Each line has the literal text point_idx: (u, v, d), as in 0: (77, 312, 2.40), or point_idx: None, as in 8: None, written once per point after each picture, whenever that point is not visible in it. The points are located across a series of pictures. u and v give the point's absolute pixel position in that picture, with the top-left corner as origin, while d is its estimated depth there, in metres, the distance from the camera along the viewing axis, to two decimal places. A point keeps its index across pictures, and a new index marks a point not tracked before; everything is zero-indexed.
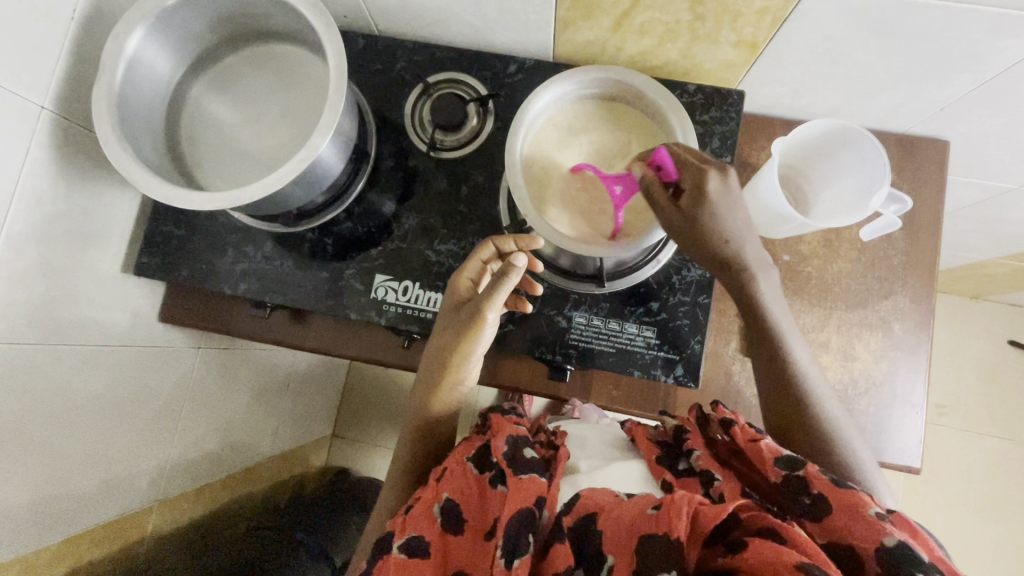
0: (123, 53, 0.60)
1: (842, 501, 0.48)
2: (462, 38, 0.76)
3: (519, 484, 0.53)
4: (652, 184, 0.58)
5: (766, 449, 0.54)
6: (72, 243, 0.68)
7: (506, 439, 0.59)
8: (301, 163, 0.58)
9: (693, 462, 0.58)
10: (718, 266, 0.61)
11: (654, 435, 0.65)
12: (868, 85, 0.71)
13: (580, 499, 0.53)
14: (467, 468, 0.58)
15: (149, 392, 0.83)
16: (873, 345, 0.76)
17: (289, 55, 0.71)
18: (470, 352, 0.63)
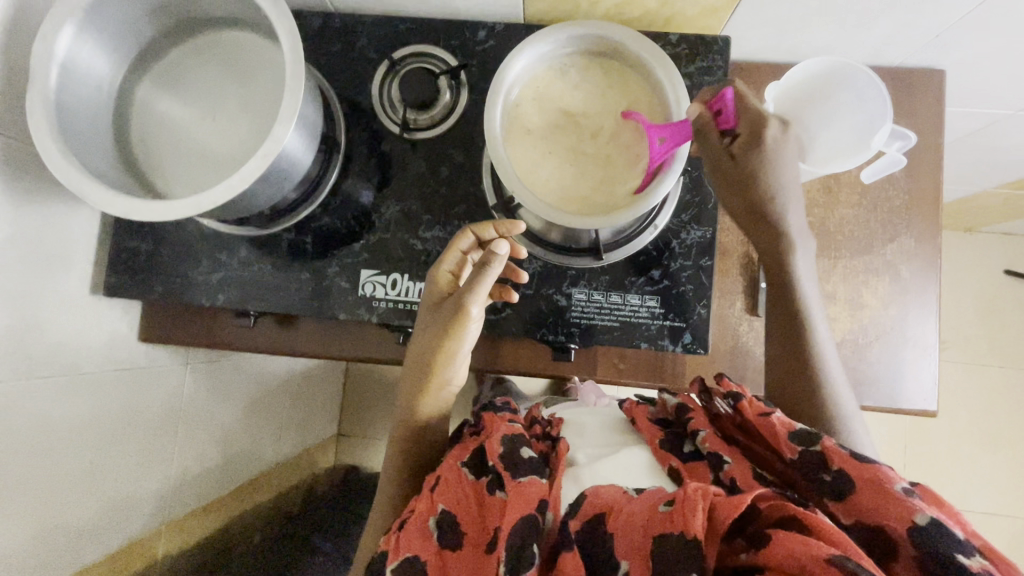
0: (54, 56, 0.54)
1: (868, 477, 0.46)
2: (424, 6, 0.71)
3: (519, 486, 0.49)
4: (708, 123, 0.57)
5: (778, 424, 0.53)
6: (32, 271, 0.63)
7: (502, 440, 0.55)
8: (266, 157, 0.53)
9: (700, 443, 0.55)
10: (753, 221, 0.61)
11: (656, 416, 0.63)
12: (860, 17, 0.67)
13: (586, 500, 0.49)
14: (461, 475, 0.55)
15: (140, 416, 0.80)
16: (881, 291, 0.74)
17: (240, 42, 0.65)
18: (454, 351, 0.60)
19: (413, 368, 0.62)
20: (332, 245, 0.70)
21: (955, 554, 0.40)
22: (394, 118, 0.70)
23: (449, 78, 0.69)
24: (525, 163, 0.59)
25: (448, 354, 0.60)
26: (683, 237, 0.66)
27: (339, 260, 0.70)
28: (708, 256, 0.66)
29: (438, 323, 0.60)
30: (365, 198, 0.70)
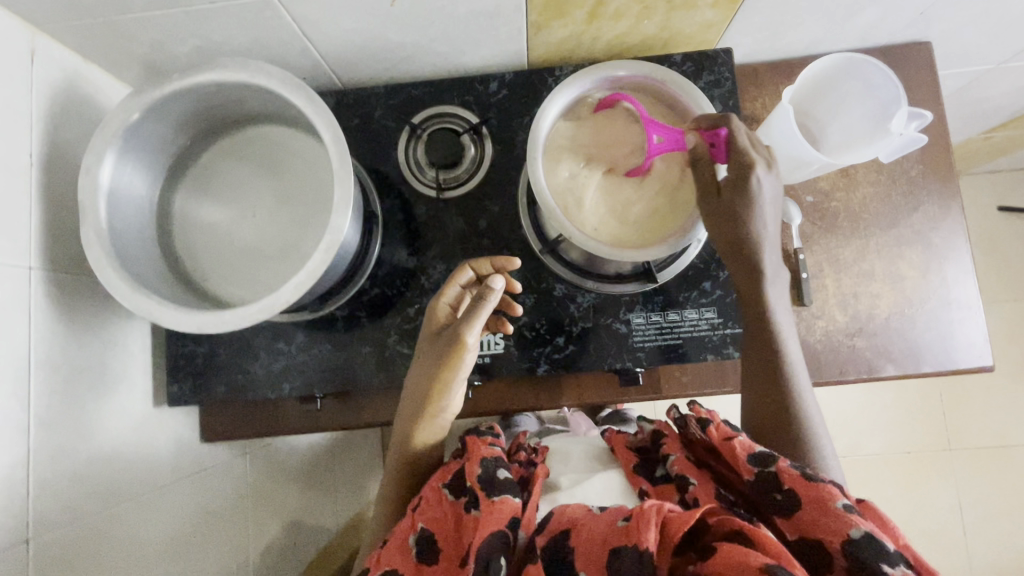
0: (99, 186, 0.55)
1: (811, 495, 0.47)
2: (433, 69, 0.73)
3: (492, 506, 0.50)
4: (699, 153, 0.60)
5: (738, 445, 0.53)
6: (100, 396, 0.63)
7: (481, 464, 0.55)
8: (328, 251, 0.54)
9: (669, 466, 0.55)
10: (733, 251, 0.60)
11: (634, 442, 0.63)
12: (849, 10, 0.70)
13: (554, 516, 0.50)
14: (443, 495, 0.56)
15: (219, 516, 0.79)
16: (916, 260, 0.76)
17: (267, 136, 0.66)
18: (451, 380, 0.61)
19: (411, 396, 0.63)
20: (387, 314, 0.71)
21: (881, 565, 0.42)
22: (423, 181, 0.72)
23: (472, 134, 0.71)
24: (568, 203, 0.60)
25: (443, 384, 0.61)
26: None
27: (396, 328, 0.71)
28: None
29: (434, 354, 0.61)
30: (411, 262, 0.71)
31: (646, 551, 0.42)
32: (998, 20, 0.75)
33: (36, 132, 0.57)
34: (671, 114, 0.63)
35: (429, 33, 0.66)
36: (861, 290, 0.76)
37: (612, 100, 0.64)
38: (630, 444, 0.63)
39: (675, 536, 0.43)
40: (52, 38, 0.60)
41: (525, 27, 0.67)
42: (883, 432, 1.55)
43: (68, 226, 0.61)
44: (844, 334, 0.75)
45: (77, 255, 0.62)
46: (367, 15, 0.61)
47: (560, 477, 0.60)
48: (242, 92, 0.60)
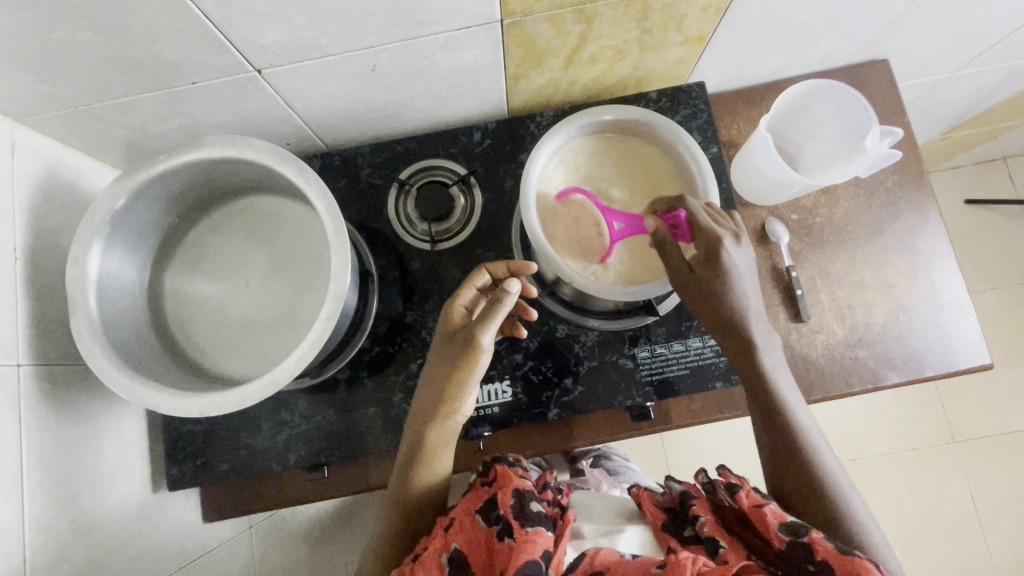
0: (88, 276, 0.54)
1: (844, 569, 0.46)
2: (416, 124, 0.74)
3: (527, 537, 0.49)
4: (664, 236, 0.58)
5: (770, 513, 0.51)
6: (97, 491, 0.60)
7: (516, 493, 0.54)
8: (331, 318, 0.53)
9: (698, 527, 0.53)
10: (717, 327, 0.60)
11: (661, 501, 0.58)
12: (809, 37, 0.73)
13: (587, 557, 0.50)
14: (475, 521, 0.54)
15: None
16: (903, 267, 0.78)
17: (256, 206, 0.66)
18: (468, 378, 0.59)
19: (422, 401, 0.60)
20: (391, 372, 0.70)
21: None
22: (416, 234, 0.72)
23: (461, 185, 0.72)
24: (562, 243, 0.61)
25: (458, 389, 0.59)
26: None
27: (401, 385, 0.69)
28: None
29: (444, 364, 0.59)
30: (411, 316, 0.71)
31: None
32: (948, 35, 0.79)
33: (19, 226, 0.56)
34: (661, 152, 0.64)
35: (411, 92, 0.67)
36: (855, 301, 0.77)
37: (602, 141, 0.65)
38: (657, 501, 0.58)
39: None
40: (31, 129, 0.59)
41: (504, 79, 0.68)
42: (887, 431, 1.55)
43: (56, 316, 0.59)
44: (845, 346, 0.76)
45: (67, 345, 0.60)
46: (348, 81, 0.62)
47: (584, 525, 0.58)
48: (231, 167, 0.59)
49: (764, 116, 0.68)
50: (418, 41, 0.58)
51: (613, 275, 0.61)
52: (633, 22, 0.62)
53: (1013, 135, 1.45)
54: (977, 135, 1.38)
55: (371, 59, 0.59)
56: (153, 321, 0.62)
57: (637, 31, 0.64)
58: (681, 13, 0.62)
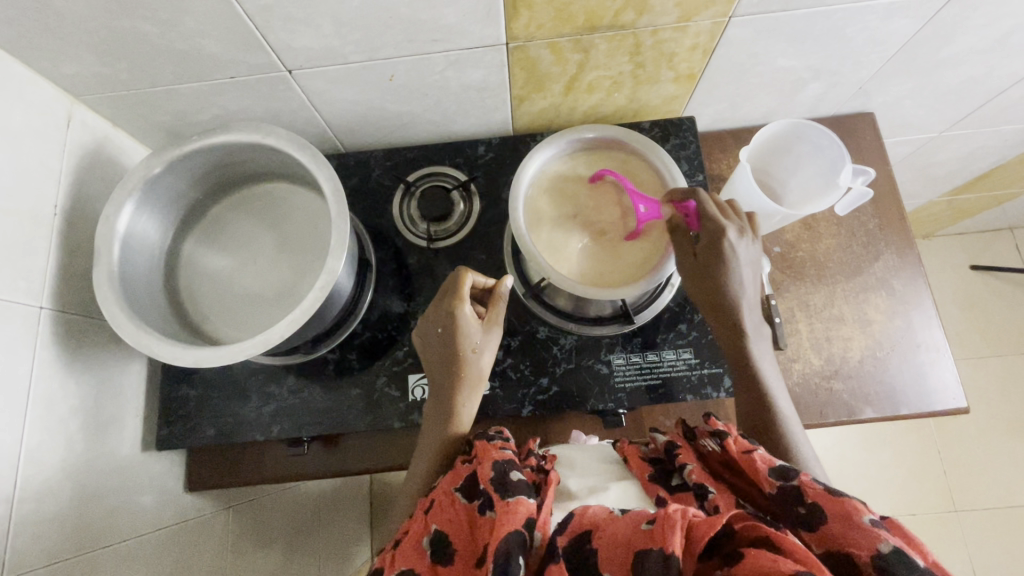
0: (115, 232, 0.60)
1: (836, 510, 0.41)
2: (427, 135, 0.81)
3: (507, 507, 0.45)
4: (677, 223, 0.65)
5: (759, 459, 0.47)
6: (90, 436, 0.64)
7: (494, 465, 0.50)
8: (323, 289, 0.58)
9: (686, 476, 0.48)
10: (713, 310, 0.65)
11: (646, 453, 0.55)
12: (794, 85, 0.79)
13: (574, 515, 0.44)
14: (455, 498, 0.51)
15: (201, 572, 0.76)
16: (882, 306, 0.80)
17: (272, 192, 0.73)
18: (467, 352, 0.63)
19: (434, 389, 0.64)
20: (377, 356, 0.74)
21: None
22: (415, 233, 0.78)
23: (460, 190, 0.78)
24: (552, 249, 0.65)
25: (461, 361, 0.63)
26: None
27: (385, 371, 0.73)
28: None
29: (442, 343, 0.64)
30: (402, 308, 0.75)
31: (672, 558, 0.38)
32: (930, 94, 0.85)
33: (63, 187, 0.63)
34: (636, 168, 0.70)
35: (424, 104, 0.74)
36: (832, 334, 0.79)
37: (581, 160, 0.70)
38: (642, 452, 0.55)
39: (701, 541, 0.39)
40: (88, 107, 0.68)
41: (508, 99, 0.75)
42: (887, 494, 1.51)
43: (82, 272, 0.66)
44: (821, 377, 0.78)
45: (88, 299, 0.66)
46: (368, 88, 0.70)
47: (568, 478, 0.52)
48: (255, 152, 0.67)
49: (743, 149, 0.73)
50: (432, 56, 0.65)
51: (614, 271, 0.65)
52: (626, 56, 0.69)
53: (1015, 204, 1.48)
54: (977, 200, 1.41)
55: (389, 69, 0.67)
56: (167, 285, 0.68)
57: (631, 64, 0.71)
58: (670, 51, 0.69)
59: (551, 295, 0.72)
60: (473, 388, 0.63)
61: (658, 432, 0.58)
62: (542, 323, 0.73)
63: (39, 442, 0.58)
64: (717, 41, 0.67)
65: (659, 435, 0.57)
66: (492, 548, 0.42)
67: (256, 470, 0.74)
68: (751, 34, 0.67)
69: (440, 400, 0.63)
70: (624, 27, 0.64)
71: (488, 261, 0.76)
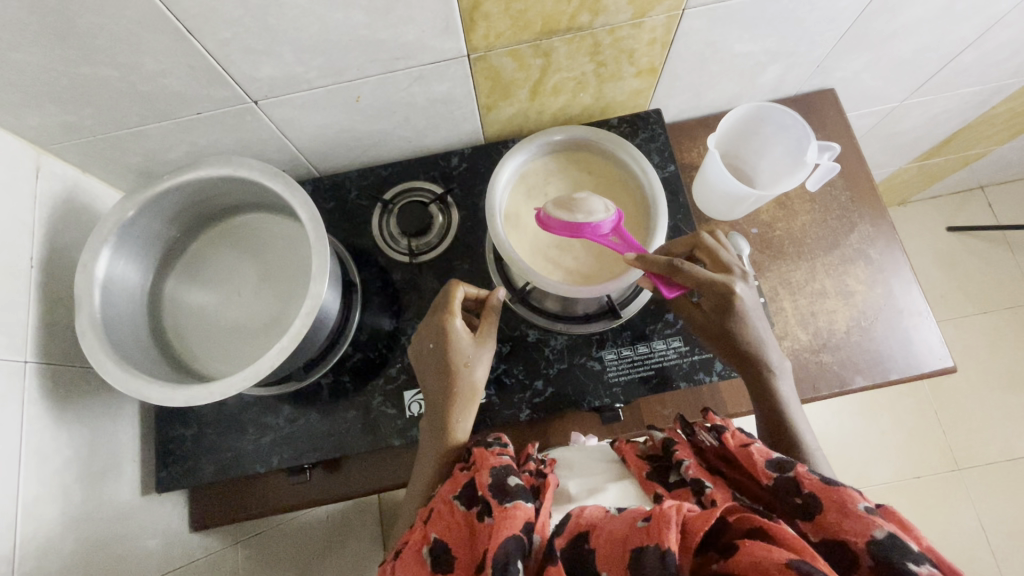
0: (95, 279, 0.60)
1: (832, 498, 0.42)
2: (400, 151, 0.82)
3: (506, 512, 0.45)
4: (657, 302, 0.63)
5: (756, 452, 0.49)
6: (88, 485, 0.64)
7: (492, 472, 0.51)
8: (309, 314, 0.59)
9: (683, 471, 0.49)
10: (737, 359, 0.64)
11: (644, 451, 0.55)
12: (754, 69, 0.80)
13: (572, 517, 0.45)
14: (454, 506, 0.51)
15: None
16: (862, 276, 0.82)
17: (250, 222, 0.73)
18: (462, 364, 0.63)
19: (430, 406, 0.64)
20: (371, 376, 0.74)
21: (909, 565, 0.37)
22: (397, 250, 0.78)
23: (437, 204, 0.79)
24: (531, 251, 0.66)
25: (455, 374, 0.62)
26: None
27: (380, 389, 0.73)
28: None
29: (435, 361, 0.64)
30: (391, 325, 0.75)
31: (669, 553, 0.38)
32: (886, 66, 0.87)
33: (38, 238, 0.63)
34: (610, 166, 0.70)
35: (392, 121, 0.75)
36: (817, 309, 0.81)
37: (554, 161, 0.71)
38: (640, 451, 0.55)
39: (696, 537, 0.39)
40: (56, 156, 0.67)
41: (476, 109, 0.76)
42: (889, 460, 1.53)
43: (66, 322, 0.65)
44: (810, 351, 0.79)
45: (72, 348, 0.65)
46: (336, 112, 0.70)
47: (569, 483, 0.52)
48: (229, 186, 0.67)
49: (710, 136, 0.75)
50: (395, 74, 0.66)
51: (594, 270, 0.66)
52: (587, 56, 0.70)
53: (983, 164, 1.51)
54: (946, 164, 1.45)
55: (355, 90, 0.67)
56: (152, 327, 0.68)
57: (593, 64, 0.72)
58: (629, 47, 0.70)
59: (535, 296, 0.73)
60: (470, 402, 0.63)
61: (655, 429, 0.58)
62: (531, 326, 0.73)
63: (36, 497, 0.57)
64: (674, 33, 0.69)
65: (657, 431, 0.57)
66: (491, 551, 0.42)
67: (260, 503, 0.74)
68: (706, 24, 0.68)
69: (435, 415, 0.63)
70: (581, 28, 0.65)
71: (472, 272, 0.77)
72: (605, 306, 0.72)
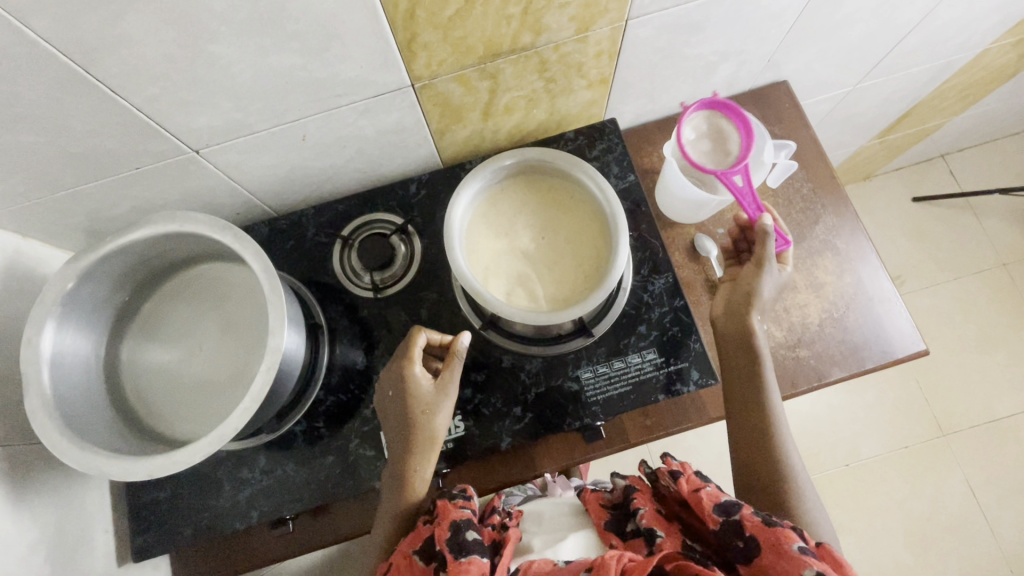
0: (42, 356, 0.57)
1: (768, 540, 0.47)
2: (355, 183, 0.80)
3: (461, 566, 0.49)
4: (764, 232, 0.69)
5: (705, 496, 0.54)
6: (58, 566, 0.61)
7: (451, 524, 0.53)
8: (271, 369, 0.57)
9: (637, 520, 0.54)
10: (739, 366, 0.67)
11: (607, 499, 0.60)
12: (706, 69, 0.80)
13: (521, 574, 0.49)
14: (413, 561, 0.53)
15: None
16: (830, 267, 0.82)
17: (205, 273, 0.70)
18: (423, 413, 0.62)
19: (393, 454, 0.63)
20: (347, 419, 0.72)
21: None
22: (362, 286, 0.76)
23: (398, 235, 0.77)
24: (496, 283, 0.65)
25: (417, 425, 0.62)
26: (651, 288, 0.74)
27: (357, 431, 0.71)
28: (679, 296, 0.73)
29: (396, 413, 0.63)
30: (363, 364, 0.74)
31: None
32: (836, 54, 0.87)
33: None
34: (568, 185, 0.69)
35: (343, 155, 0.73)
36: (788, 303, 0.81)
37: (512, 185, 0.70)
38: (603, 499, 0.61)
39: None
40: None
41: (429, 134, 0.74)
42: (876, 432, 1.55)
43: (17, 398, 0.62)
44: (786, 347, 0.79)
45: (27, 425, 0.62)
46: (282, 152, 0.68)
47: (535, 539, 0.58)
48: (177, 240, 0.64)
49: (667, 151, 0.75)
50: (339, 110, 0.64)
51: (558, 296, 0.64)
52: (535, 74, 0.69)
53: (941, 134, 1.54)
54: (905, 137, 1.47)
55: (299, 130, 0.65)
56: (111, 393, 0.65)
57: (542, 80, 0.71)
58: (577, 61, 0.69)
59: (502, 323, 0.72)
60: (430, 451, 0.63)
61: (619, 476, 0.63)
62: (505, 352, 0.72)
63: None
64: (620, 44, 0.68)
65: (620, 479, 0.63)
66: None
67: (245, 560, 0.72)
68: (651, 32, 0.67)
69: (398, 465, 0.63)
70: (525, 48, 0.64)
71: (440, 301, 0.75)
72: (575, 326, 0.71)
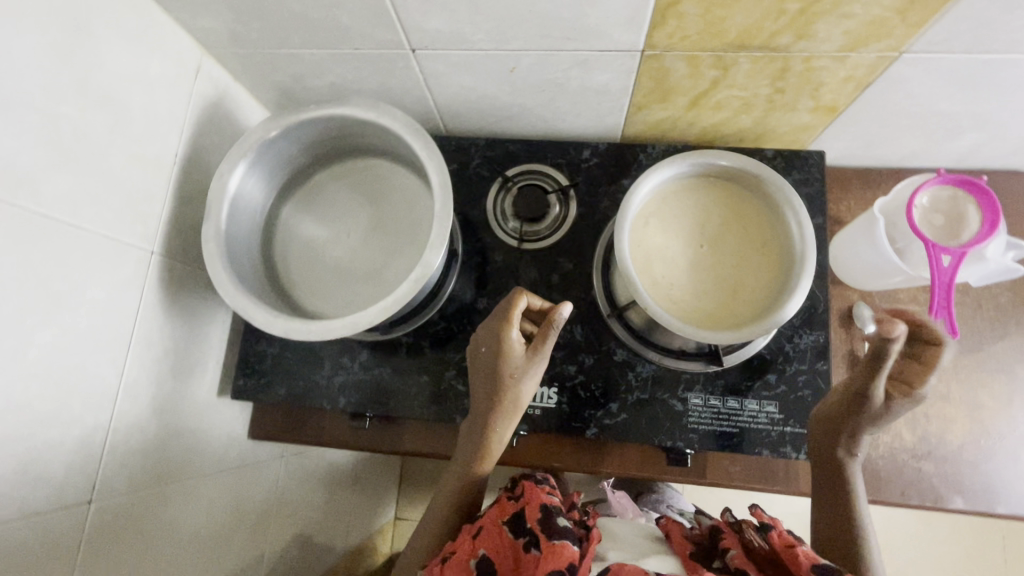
0: (227, 192, 0.61)
1: None
2: (532, 129, 0.78)
3: (554, 548, 0.50)
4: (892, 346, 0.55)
5: (802, 553, 0.49)
6: (178, 376, 0.68)
7: (542, 506, 0.55)
8: (416, 282, 0.58)
9: (728, 559, 0.52)
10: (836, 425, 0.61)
11: (688, 535, 0.59)
12: (949, 132, 0.70)
13: (611, 571, 0.48)
14: (502, 531, 0.55)
15: (246, 511, 0.78)
16: (998, 392, 0.73)
17: (374, 168, 0.73)
18: (511, 381, 0.61)
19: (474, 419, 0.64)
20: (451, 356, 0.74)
21: None
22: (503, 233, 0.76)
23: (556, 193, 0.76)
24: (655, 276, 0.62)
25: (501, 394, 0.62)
26: (796, 342, 0.68)
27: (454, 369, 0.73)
28: (824, 361, 0.67)
29: (484, 379, 0.63)
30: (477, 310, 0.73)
31: None
32: None
33: (184, 138, 0.65)
34: (761, 210, 0.65)
35: (537, 99, 0.71)
36: (931, 412, 0.73)
37: (700, 186, 0.66)
38: (686, 533, 0.59)
39: None
40: (215, 59, 0.69)
41: (627, 105, 0.71)
42: None
43: (191, 221, 0.68)
44: (911, 455, 0.71)
45: (190, 248, 0.68)
46: (486, 77, 0.67)
47: (612, 549, 0.56)
48: (367, 128, 0.66)
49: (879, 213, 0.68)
50: (559, 54, 0.62)
51: (706, 314, 0.61)
52: (768, 79, 0.63)
53: None
54: None
55: (513, 61, 0.64)
56: (263, 246, 0.70)
57: (770, 88, 0.65)
58: (819, 80, 0.63)
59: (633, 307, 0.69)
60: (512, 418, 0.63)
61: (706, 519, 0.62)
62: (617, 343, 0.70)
63: (136, 378, 0.61)
64: (877, 76, 0.60)
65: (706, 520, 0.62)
66: None
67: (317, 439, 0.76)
68: (919, 74, 0.59)
69: (478, 427, 0.63)
70: (776, 49, 0.58)
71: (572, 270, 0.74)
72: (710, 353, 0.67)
